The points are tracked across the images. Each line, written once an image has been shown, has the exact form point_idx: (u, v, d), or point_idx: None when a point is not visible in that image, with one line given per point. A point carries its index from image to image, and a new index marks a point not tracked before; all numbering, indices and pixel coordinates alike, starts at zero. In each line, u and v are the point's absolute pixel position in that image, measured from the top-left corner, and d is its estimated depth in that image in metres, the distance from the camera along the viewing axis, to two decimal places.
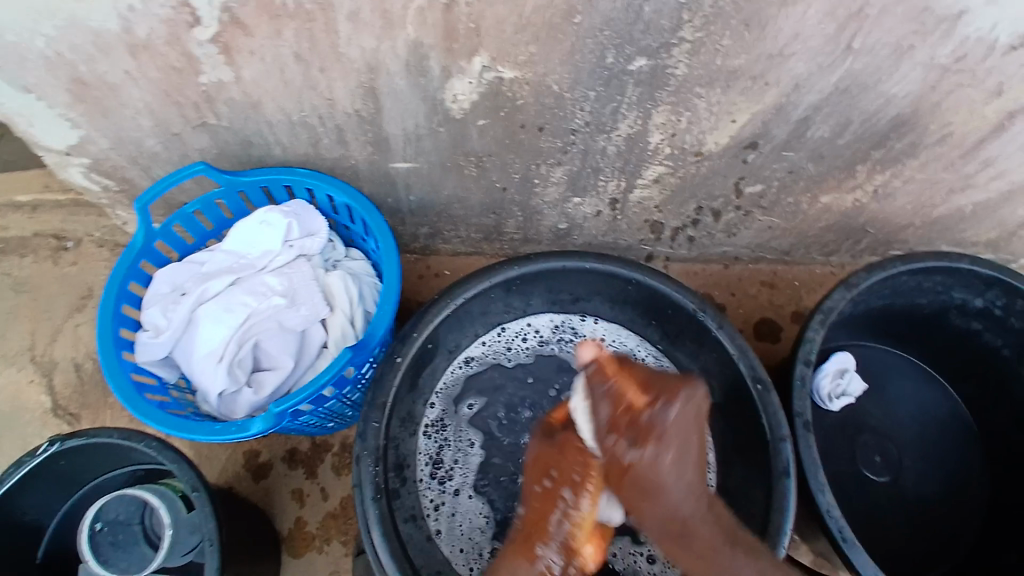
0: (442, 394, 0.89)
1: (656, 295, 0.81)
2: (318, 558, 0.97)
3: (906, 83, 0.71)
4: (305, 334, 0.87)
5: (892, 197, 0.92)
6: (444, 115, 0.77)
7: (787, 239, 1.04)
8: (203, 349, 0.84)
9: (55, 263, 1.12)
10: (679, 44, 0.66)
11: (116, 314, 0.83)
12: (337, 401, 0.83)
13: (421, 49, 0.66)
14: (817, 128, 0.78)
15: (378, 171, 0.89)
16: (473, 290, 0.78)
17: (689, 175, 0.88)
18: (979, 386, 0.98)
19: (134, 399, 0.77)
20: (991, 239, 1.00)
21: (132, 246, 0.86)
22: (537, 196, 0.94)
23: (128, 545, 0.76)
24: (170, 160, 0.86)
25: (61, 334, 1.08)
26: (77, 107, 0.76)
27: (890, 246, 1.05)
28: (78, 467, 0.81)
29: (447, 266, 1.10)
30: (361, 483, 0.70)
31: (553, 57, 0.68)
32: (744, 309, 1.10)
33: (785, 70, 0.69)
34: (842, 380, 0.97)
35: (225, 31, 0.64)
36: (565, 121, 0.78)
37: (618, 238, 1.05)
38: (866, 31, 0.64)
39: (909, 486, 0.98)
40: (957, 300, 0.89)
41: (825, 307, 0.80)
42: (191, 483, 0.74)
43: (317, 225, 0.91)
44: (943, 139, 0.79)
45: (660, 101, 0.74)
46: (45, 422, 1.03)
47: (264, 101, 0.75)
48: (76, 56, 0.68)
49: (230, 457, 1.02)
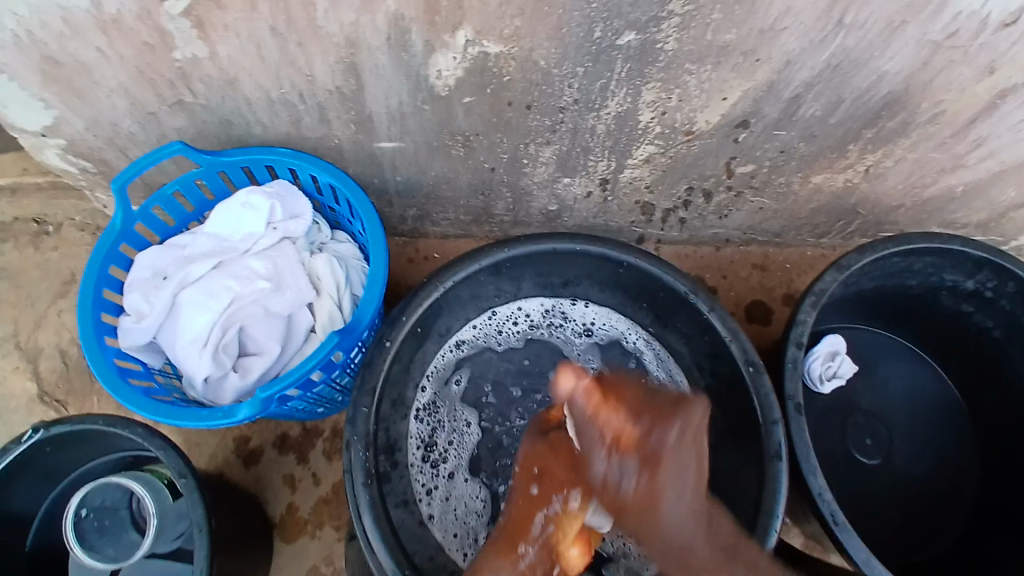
0: (433, 377, 0.87)
1: (647, 276, 0.80)
2: (311, 544, 0.97)
3: (898, 59, 0.69)
4: (291, 318, 0.86)
5: (883, 177, 0.91)
6: (429, 92, 0.75)
7: (778, 220, 1.03)
8: (186, 334, 0.82)
9: (36, 249, 1.10)
10: (667, 18, 0.64)
11: (96, 299, 0.82)
12: (325, 385, 0.82)
13: (402, 22, 0.64)
14: (809, 105, 0.77)
15: (363, 151, 0.87)
16: (463, 273, 0.77)
17: (679, 155, 0.87)
18: (965, 361, 0.98)
19: (117, 386, 0.76)
20: (983, 220, 0.99)
21: (111, 228, 0.84)
22: (526, 177, 0.92)
23: (115, 531, 0.76)
24: (148, 142, 0.85)
25: (46, 321, 1.06)
26: (51, 87, 0.73)
27: (881, 227, 1.04)
28: (64, 454, 0.80)
29: (436, 249, 1.09)
30: (352, 468, 0.69)
31: (539, 31, 0.66)
32: (735, 291, 1.09)
33: (775, 45, 0.68)
34: (833, 362, 0.97)
35: (198, 4, 0.62)
36: (554, 98, 0.76)
37: (609, 221, 1.04)
38: (858, 4, 0.62)
39: (901, 466, 0.98)
40: (948, 282, 0.89)
41: (817, 289, 0.79)
42: (179, 470, 0.72)
43: (301, 207, 0.90)
44: (935, 117, 0.78)
45: (649, 77, 0.72)
46: (31, 409, 1.02)
47: (242, 78, 0.73)
48: (47, 34, 0.65)
49: (220, 443, 1.01)
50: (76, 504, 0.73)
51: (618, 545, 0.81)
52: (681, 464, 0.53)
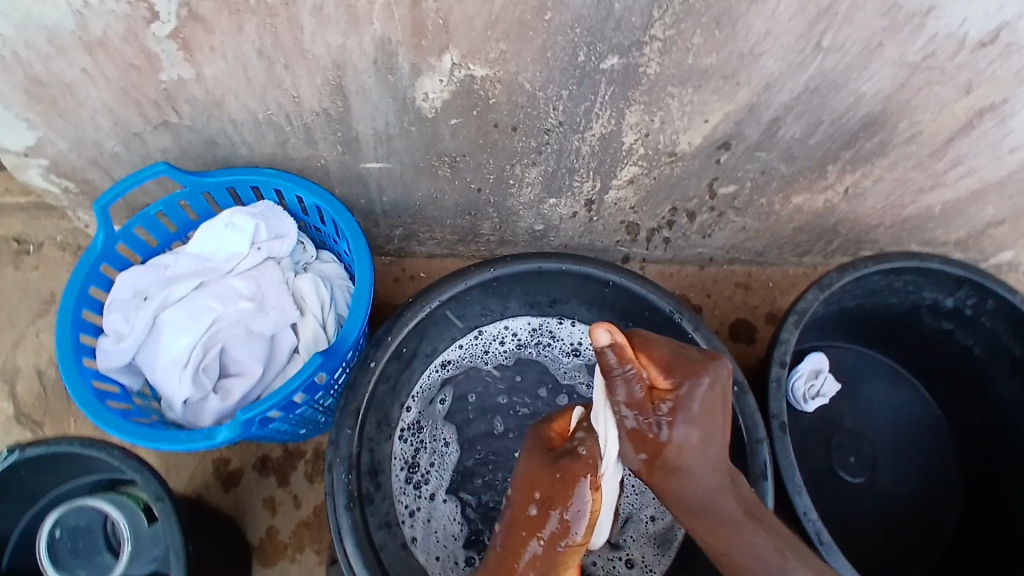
0: (419, 397, 0.87)
1: (631, 296, 0.80)
2: (291, 570, 0.95)
3: (876, 80, 0.71)
4: (275, 339, 0.85)
5: (863, 197, 0.93)
6: (415, 114, 0.76)
7: (760, 240, 1.05)
8: (166, 355, 0.81)
9: (15, 268, 1.08)
10: (650, 42, 0.65)
11: (74, 319, 0.81)
12: (308, 407, 0.81)
13: (389, 45, 0.65)
14: (789, 128, 0.79)
15: (349, 172, 0.87)
16: (449, 292, 0.77)
17: (663, 176, 0.88)
18: (948, 380, 0.99)
19: (95, 407, 0.74)
20: (959, 239, 1.01)
21: (91, 248, 0.83)
22: (512, 197, 0.93)
23: (88, 552, 0.73)
24: (132, 162, 0.84)
25: (24, 341, 1.05)
26: (34, 106, 0.73)
27: (861, 246, 1.06)
28: (37, 476, 0.78)
29: (422, 269, 1.09)
30: (334, 491, 0.68)
31: (525, 54, 0.67)
32: (719, 310, 1.10)
33: (756, 69, 0.69)
34: (816, 380, 0.97)
35: (185, 27, 0.62)
36: (539, 120, 0.77)
37: (594, 240, 1.05)
38: (836, 27, 0.64)
39: (885, 486, 0.99)
40: (928, 300, 0.90)
41: (799, 308, 0.80)
42: (157, 493, 0.71)
43: (286, 227, 0.89)
44: (912, 138, 0.80)
45: (633, 101, 0.74)
46: (7, 432, 1.00)
47: (228, 99, 0.73)
48: (30, 55, 0.65)
49: (200, 465, 0.99)
50: (50, 525, 0.71)
51: (606, 568, 0.81)
52: (711, 413, 0.58)
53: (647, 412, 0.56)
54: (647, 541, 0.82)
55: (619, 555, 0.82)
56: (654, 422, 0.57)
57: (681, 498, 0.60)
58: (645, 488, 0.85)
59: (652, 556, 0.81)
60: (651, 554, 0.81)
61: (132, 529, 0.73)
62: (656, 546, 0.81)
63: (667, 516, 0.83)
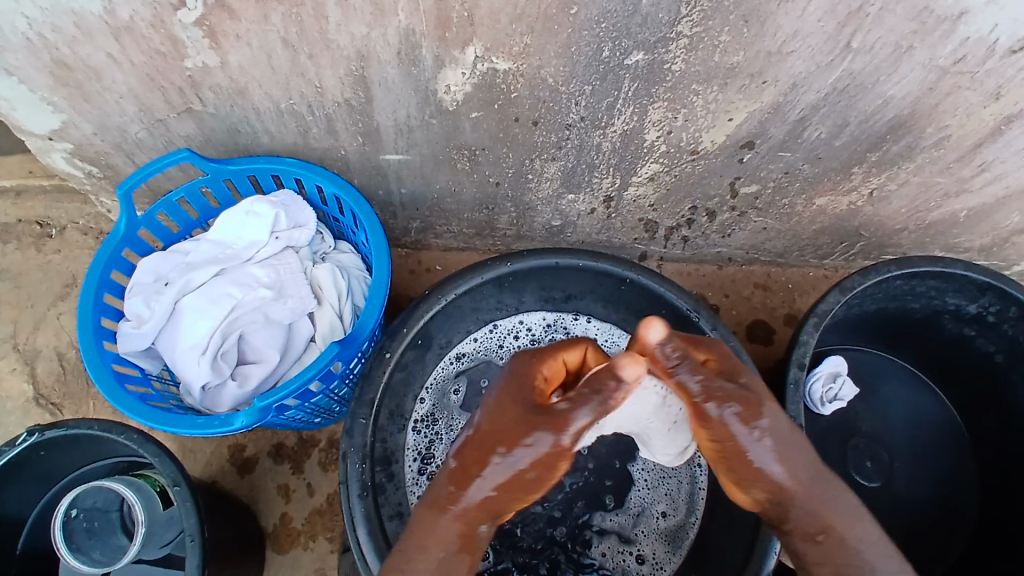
0: (432, 390, 0.87)
1: (648, 294, 0.79)
2: (303, 555, 0.96)
3: (905, 83, 0.69)
4: (292, 327, 0.85)
5: (887, 200, 0.91)
6: (437, 106, 0.75)
7: (781, 241, 1.04)
8: (185, 341, 0.82)
9: (38, 251, 1.10)
10: (676, 39, 0.64)
11: (97, 303, 0.82)
12: (324, 396, 0.81)
13: (413, 37, 0.65)
14: (814, 128, 0.78)
15: (369, 162, 0.87)
16: (464, 286, 0.77)
17: (684, 174, 0.87)
18: (968, 387, 0.97)
19: (116, 391, 0.75)
20: (985, 246, 0.99)
21: (115, 233, 0.84)
22: (530, 192, 0.92)
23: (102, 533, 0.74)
24: (155, 147, 0.85)
25: (45, 323, 1.06)
26: (60, 90, 0.74)
27: (884, 249, 1.04)
28: (57, 458, 0.79)
29: (439, 261, 1.09)
30: (347, 480, 0.69)
31: (549, 49, 0.66)
32: (737, 310, 1.09)
33: (783, 68, 0.68)
34: (833, 384, 0.95)
35: (211, 14, 0.62)
36: (561, 115, 0.76)
37: (612, 237, 1.04)
38: (866, 29, 0.63)
39: (902, 490, 0.98)
40: (951, 306, 0.87)
41: (820, 310, 0.78)
42: (173, 477, 0.71)
43: (305, 216, 0.90)
44: (940, 142, 0.78)
45: (657, 97, 0.73)
46: (27, 411, 1.01)
47: (252, 88, 0.73)
48: (58, 38, 0.66)
49: (216, 451, 1.00)
50: (67, 504, 0.72)
51: (617, 561, 0.81)
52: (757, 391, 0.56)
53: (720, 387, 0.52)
54: (658, 537, 0.82)
55: (630, 550, 0.82)
56: (748, 395, 0.52)
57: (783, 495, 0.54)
58: (657, 484, 0.84)
59: (663, 553, 0.81)
60: (662, 551, 0.81)
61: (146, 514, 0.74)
62: (667, 543, 0.81)
63: (679, 514, 0.82)
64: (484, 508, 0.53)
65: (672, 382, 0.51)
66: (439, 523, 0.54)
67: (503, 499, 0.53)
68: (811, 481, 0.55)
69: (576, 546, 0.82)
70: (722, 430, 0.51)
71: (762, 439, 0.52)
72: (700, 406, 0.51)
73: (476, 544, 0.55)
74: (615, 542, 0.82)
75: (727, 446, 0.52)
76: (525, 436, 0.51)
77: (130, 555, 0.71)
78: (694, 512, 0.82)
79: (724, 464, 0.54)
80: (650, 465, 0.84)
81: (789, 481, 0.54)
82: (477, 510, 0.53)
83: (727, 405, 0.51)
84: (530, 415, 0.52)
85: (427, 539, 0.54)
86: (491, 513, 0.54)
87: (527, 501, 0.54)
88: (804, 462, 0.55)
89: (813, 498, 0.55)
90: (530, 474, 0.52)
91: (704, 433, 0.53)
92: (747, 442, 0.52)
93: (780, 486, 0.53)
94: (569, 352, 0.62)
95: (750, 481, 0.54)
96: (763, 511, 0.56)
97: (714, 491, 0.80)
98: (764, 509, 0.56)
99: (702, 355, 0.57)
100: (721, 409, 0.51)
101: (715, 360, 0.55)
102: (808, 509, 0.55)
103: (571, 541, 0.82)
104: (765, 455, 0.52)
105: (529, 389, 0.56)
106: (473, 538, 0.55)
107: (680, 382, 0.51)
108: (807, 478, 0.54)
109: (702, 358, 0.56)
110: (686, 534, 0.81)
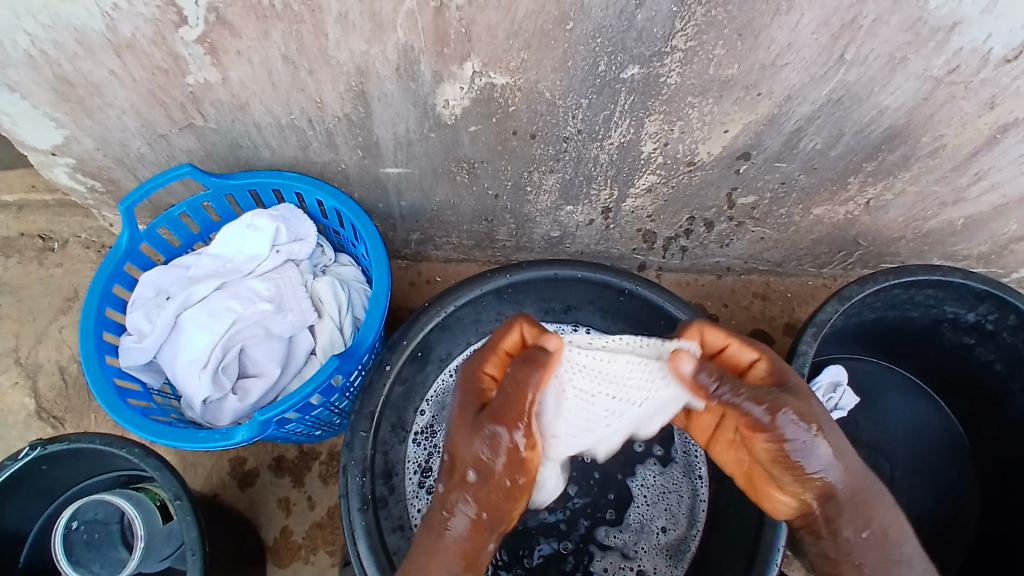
0: (432, 402, 0.87)
1: (647, 305, 0.80)
2: (304, 569, 0.96)
3: (900, 94, 0.70)
4: (292, 340, 0.86)
5: (884, 209, 0.92)
6: (435, 120, 0.76)
7: (779, 250, 1.04)
8: (186, 355, 0.82)
9: (40, 265, 1.11)
10: (671, 53, 0.65)
11: (98, 317, 0.82)
12: (325, 409, 0.81)
13: (412, 53, 0.66)
14: (810, 139, 0.78)
15: (369, 176, 0.88)
16: (464, 298, 0.77)
17: (682, 185, 0.88)
18: (969, 397, 0.97)
19: (117, 405, 0.75)
20: (982, 254, 1.00)
21: (116, 248, 0.84)
22: (529, 204, 0.93)
23: (101, 546, 0.74)
24: (156, 161, 0.86)
25: (46, 337, 1.07)
26: (62, 106, 0.74)
27: (882, 258, 1.05)
28: (59, 472, 0.79)
29: (439, 273, 1.10)
30: (348, 493, 0.69)
31: (546, 63, 0.67)
32: (736, 320, 1.09)
33: (778, 80, 0.69)
34: (833, 393, 0.96)
35: (212, 31, 0.63)
36: (558, 128, 0.77)
37: (611, 247, 1.05)
38: (860, 41, 0.63)
39: (901, 501, 0.99)
40: (949, 314, 0.87)
41: (818, 320, 0.79)
42: (174, 491, 0.71)
43: (306, 230, 0.90)
44: (935, 152, 0.79)
45: (653, 110, 0.74)
46: (28, 425, 1.02)
47: (252, 103, 0.74)
48: (60, 55, 0.66)
49: (216, 464, 1.00)
50: (68, 517, 0.72)
51: None
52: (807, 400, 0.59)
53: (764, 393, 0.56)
54: (659, 552, 0.81)
55: (631, 566, 0.81)
56: (800, 400, 0.56)
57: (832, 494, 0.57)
58: (657, 499, 0.84)
59: (664, 568, 0.81)
60: (663, 565, 0.81)
61: (146, 528, 0.74)
62: (668, 558, 0.81)
63: (679, 528, 0.82)
64: (475, 522, 0.57)
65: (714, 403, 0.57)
66: (443, 540, 0.57)
67: (491, 510, 0.57)
68: (858, 478, 0.58)
69: (577, 559, 0.82)
70: (773, 434, 0.55)
71: (819, 440, 0.55)
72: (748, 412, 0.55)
73: (481, 559, 0.58)
74: (616, 557, 0.82)
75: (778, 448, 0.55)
76: (481, 443, 0.55)
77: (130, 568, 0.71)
78: (696, 524, 0.81)
79: (778, 467, 0.57)
80: (650, 480, 0.85)
81: (841, 480, 0.56)
82: (474, 523, 0.57)
83: (779, 407, 0.54)
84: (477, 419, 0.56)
85: (435, 561, 0.56)
86: (485, 525, 0.57)
87: (517, 505, 0.58)
88: (853, 458, 0.58)
89: (860, 496, 0.58)
90: (502, 481, 0.56)
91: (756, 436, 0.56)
92: (799, 443, 0.55)
93: (831, 484, 0.56)
94: (507, 339, 0.62)
95: (804, 480, 0.57)
96: (812, 513, 0.59)
97: (715, 502, 0.80)
98: (810, 509, 0.59)
99: (753, 360, 0.62)
100: (772, 412, 0.54)
101: (765, 367, 0.61)
102: (854, 508, 0.58)
103: (572, 555, 0.83)
104: (821, 453, 0.55)
105: (473, 398, 0.59)
106: (479, 553, 0.58)
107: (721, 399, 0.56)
108: (857, 475, 0.57)
109: (752, 365, 0.62)
110: (687, 548, 0.80)
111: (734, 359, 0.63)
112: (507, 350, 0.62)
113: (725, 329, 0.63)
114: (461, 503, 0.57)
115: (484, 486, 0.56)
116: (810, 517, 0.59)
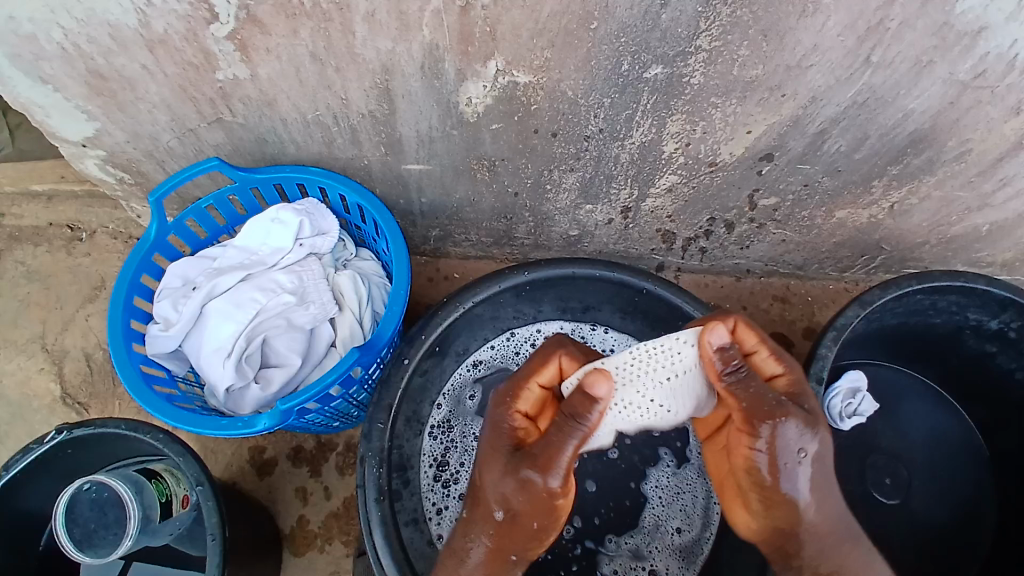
0: (449, 395, 0.87)
1: (665, 305, 0.80)
2: (319, 558, 0.97)
3: (926, 97, 0.69)
4: (313, 332, 0.87)
5: (908, 214, 0.91)
6: (458, 118, 0.77)
7: (800, 253, 1.03)
8: (211, 344, 0.84)
9: (68, 254, 1.14)
10: (695, 53, 0.65)
11: (126, 305, 0.84)
12: (343, 400, 0.82)
13: (437, 51, 0.66)
14: (834, 141, 0.78)
15: (391, 172, 0.89)
16: (482, 295, 0.78)
17: (702, 186, 0.88)
18: (991, 406, 0.96)
19: (142, 391, 0.77)
20: (1006, 260, 0.98)
21: (145, 239, 0.86)
22: (549, 202, 0.93)
23: (105, 507, 0.73)
24: (185, 155, 0.88)
25: (73, 324, 1.09)
26: (94, 99, 0.76)
27: (905, 263, 1.03)
28: (82, 457, 0.81)
29: (457, 269, 1.11)
30: (365, 483, 0.70)
31: (569, 62, 0.67)
32: (755, 322, 1.09)
33: (802, 82, 0.69)
34: (853, 399, 0.94)
35: (243, 28, 0.64)
36: (579, 127, 0.77)
37: (629, 247, 1.05)
38: (886, 44, 0.63)
39: (919, 510, 0.97)
40: (972, 321, 0.86)
41: (839, 323, 0.78)
42: (197, 477, 0.73)
43: (329, 224, 0.92)
44: (961, 156, 0.78)
45: (675, 110, 0.74)
46: (53, 410, 1.04)
47: (280, 100, 0.75)
48: (94, 49, 0.68)
49: (236, 452, 1.02)
50: (83, 476, 0.73)
51: None
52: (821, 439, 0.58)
53: (766, 409, 0.54)
54: (671, 553, 0.81)
55: (642, 566, 0.82)
56: (806, 421, 0.55)
57: (797, 534, 0.58)
58: (672, 500, 0.84)
59: (677, 569, 0.81)
60: (675, 566, 0.81)
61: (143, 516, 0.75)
62: (680, 559, 0.81)
63: (694, 529, 0.82)
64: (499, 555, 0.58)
65: (720, 386, 0.56)
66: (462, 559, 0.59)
67: (517, 548, 0.58)
68: (828, 520, 0.59)
69: (584, 555, 0.83)
70: (762, 444, 0.54)
71: (808, 461, 0.55)
72: (749, 412, 0.54)
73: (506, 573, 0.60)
74: (628, 557, 0.82)
75: (762, 460, 0.55)
76: (513, 484, 0.55)
77: (121, 548, 0.71)
78: (710, 526, 0.81)
79: (750, 477, 0.57)
80: (663, 482, 0.85)
81: (812, 515, 0.57)
82: (492, 555, 0.58)
83: (777, 420, 0.54)
84: (515, 462, 0.55)
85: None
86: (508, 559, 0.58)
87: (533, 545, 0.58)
88: (832, 499, 0.59)
89: (830, 537, 0.59)
90: (533, 521, 0.56)
91: (749, 441, 0.55)
92: (783, 464, 0.55)
93: (800, 515, 0.57)
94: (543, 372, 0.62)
95: (771, 504, 0.57)
96: (772, 538, 0.60)
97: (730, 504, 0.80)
98: (772, 538, 0.60)
99: (775, 373, 0.58)
100: (771, 426, 0.54)
101: (785, 385, 0.57)
102: (819, 546, 0.59)
103: (584, 555, 0.83)
104: (800, 483, 0.56)
105: (506, 434, 0.58)
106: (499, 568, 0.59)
107: (730, 388, 0.55)
108: (832, 516, 0.58)
109: (773, 375, 0.58)
110: (701, 549, 0.81)
111: (757, 363, 0.59)
112: (541, 384, 0.62)
113: (758, 332, 0.58)
114: (483, 532, 0.58)
115: (515, 524, 0.56)
116: (768, 542, 0.61)
